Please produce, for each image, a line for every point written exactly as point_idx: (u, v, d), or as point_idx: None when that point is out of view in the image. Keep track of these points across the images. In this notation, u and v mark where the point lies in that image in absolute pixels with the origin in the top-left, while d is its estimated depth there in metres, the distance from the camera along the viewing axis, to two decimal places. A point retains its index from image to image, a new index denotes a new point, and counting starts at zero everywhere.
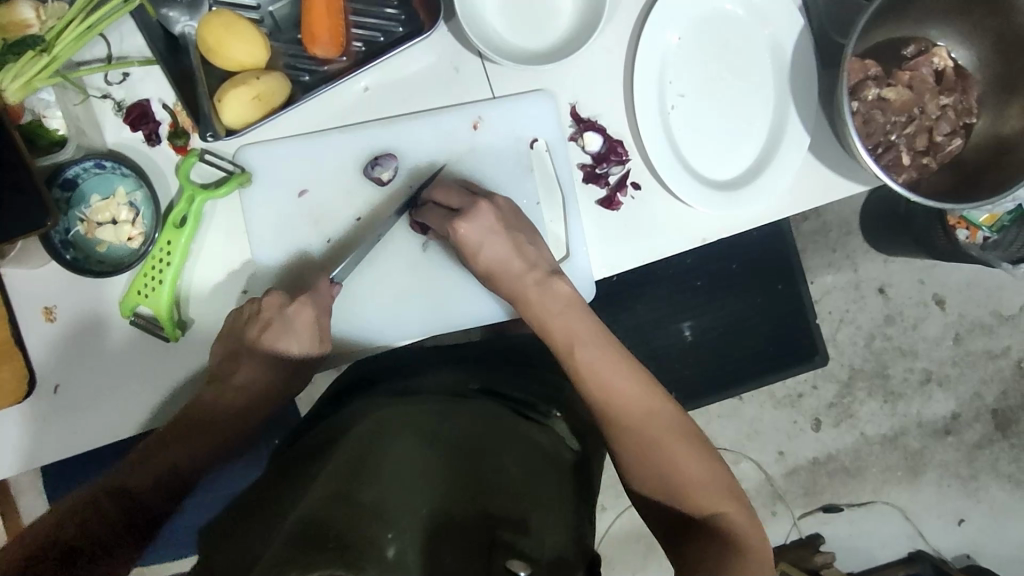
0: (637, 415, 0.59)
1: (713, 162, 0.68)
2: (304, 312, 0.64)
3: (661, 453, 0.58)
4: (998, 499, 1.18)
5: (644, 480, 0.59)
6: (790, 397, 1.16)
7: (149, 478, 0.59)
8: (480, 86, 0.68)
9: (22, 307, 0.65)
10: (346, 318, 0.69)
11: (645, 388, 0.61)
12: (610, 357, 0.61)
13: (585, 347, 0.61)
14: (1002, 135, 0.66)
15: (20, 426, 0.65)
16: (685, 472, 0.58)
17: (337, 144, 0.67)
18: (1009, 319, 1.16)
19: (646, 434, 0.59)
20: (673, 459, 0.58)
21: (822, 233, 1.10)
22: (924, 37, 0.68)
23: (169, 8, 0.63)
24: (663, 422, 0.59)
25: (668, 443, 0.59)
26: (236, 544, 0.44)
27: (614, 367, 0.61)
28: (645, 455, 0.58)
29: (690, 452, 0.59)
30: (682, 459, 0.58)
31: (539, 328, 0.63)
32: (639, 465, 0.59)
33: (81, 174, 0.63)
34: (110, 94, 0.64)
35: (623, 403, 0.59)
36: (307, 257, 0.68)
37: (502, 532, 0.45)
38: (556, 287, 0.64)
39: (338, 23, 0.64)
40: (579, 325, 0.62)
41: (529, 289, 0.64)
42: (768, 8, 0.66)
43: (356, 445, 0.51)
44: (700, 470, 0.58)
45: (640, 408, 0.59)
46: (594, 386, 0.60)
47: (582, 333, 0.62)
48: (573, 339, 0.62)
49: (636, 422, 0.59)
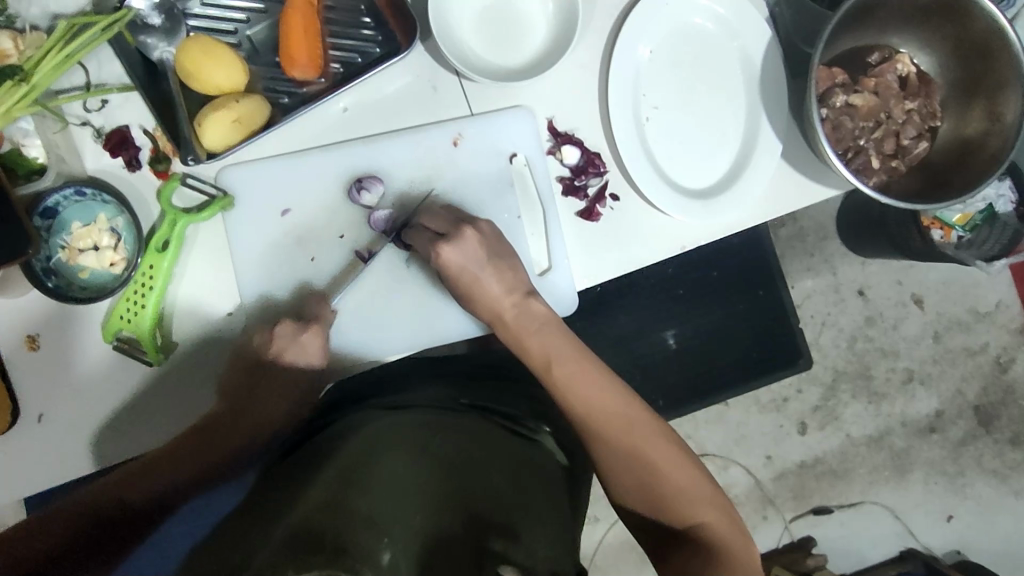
0: (619, 430, 0.60)
1: (688, 172, 0.70)
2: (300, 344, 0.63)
3: (643, 465, 0.59)
4: (985, 495, 1.20)
5: (631, 493, 0.60)
6: (776, 401, 1.17)
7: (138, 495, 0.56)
8: (457, 104, 0.69)
9: (6, 337, 0.65)
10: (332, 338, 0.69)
11: (628, 400, 0.61)
12: (590, 374, 0.62)
13: (562, 360, 0.62)
14: (967, 136, 0.68)
15: (4, 458, 0.65)
16: (670, 482, 0.59)
17: (318, 163, 0.67)
18: (986, 315, 1.18)
19: (630, 448, 0.59)
20: (659, 473, 0.59)
21: (799, 238, 1.12)
22: (886, 45, 0.70)
23: (146, 34, 0.64)
24: (643, 433, 0.60)
25: (652, 456, 0.59)
26: (227, 546, 0.44)
27: (595, 380, 0.61)
28: (632, 470, 0.59)
29: (675, 463, 0.60)
30: (666, 471, 0.59)
31: (520, 347, 0.64)
32: (625, 478, 0.60)
33: (62, 202, 0.64)
34: (89, 121, 0.64)
35: (605, 418, 0.60)
36: (296, 275, 0.68)
37: (493, 543, 0.47)
38: (533, 307, 0.64)
39: (315, 45, 0.65)
40: (562, 340, 0.63)
41: (510, 308, 0.64)
42: (737, 20, 0.68)
43: (347, 456, 0.51)
44: (687, 481, 0.59)
45: (624, 422, 0.60)
46: (577, 401, 0.61)
47: (562, 350, 0.63)
48: (551, 354, 0.63)
49: (619, 436, 0.59)
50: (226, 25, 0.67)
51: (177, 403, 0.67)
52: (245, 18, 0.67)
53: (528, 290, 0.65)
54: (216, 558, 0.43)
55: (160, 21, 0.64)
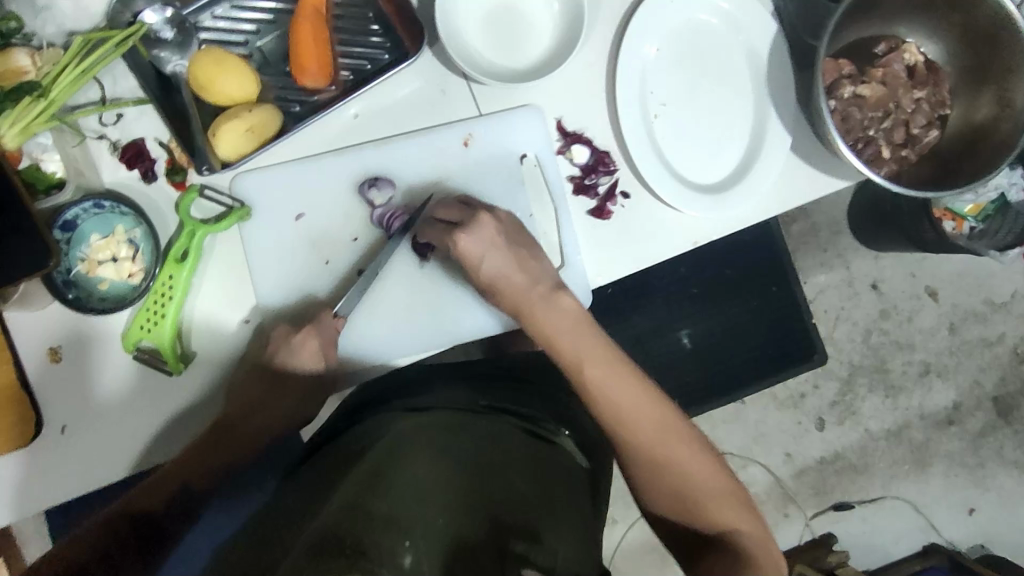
0: (652, 439, 0.59)
1: (700, 167, 0.70)
2: (312, 335, 0.66)
3: (676, 473, 0.59)
4: (1006, 486, 1.19)
5: (664, 500, 0.60)
6: (793, 398, 1.16)
7: (162, 496, 0.61)
8: (466, 105, 0.69)
9: (28, 353, 0.65)
10: (355, 342, 0.70)
11: (660, 402, 0.61)
12: (624, 377, 0.61)
13: (592, 360, 0.61)
14: (976, 123, 0.68)
15: (27, 471, 0.65)
16: (702, 489, 0.59)
17: (332, 167, 0.68)
18: (1002, 305, 1.18)
19: (662, 457, 0.59)
20: (691, 483, 0.59)
21: (811, 233, 1.12)
22: (892, 34, 0.70)
23: (159, 48, 0.66)
24: (676, 439, 0.60)
25: (684, 465, 0.59)
26: (255, 552, 0.44)
27: (630, 386, 0.60)
28: (664, 478, 0.59)
29: (705, 469, 0.60)
30: (697, 480, 0.59)
31: (550, 347, 0.63)
32: (656, 484, 0.60)
33: (81, 215, 0.64)
34: (105, 135, 0.65)
35: (634, 422, 0.59)
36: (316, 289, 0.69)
37: (515, 544, 0.47)
38: (559, 299, 0.64)
39: (325, 53, 0.65)
40: (587, 337, 0.62)
41: (533, 300, 0.64)
42: (742, 16, 0.68)
43: (369, 463, 0.52)
44: (717, 489, 0.59)
45: (657, 430, 0.60)
46: (610, 405, 0.60)
47: (595, 354, 0.61)
48: (582, 360, 0.61)
49: (653, 446, 0.59)
50: (237, 36, 0.68)
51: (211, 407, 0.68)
52: (255, 30, 0.68)
53: (556, 284, 0.65)
54: (243, 564, 0.44)
55: (172, 35, 0.66)
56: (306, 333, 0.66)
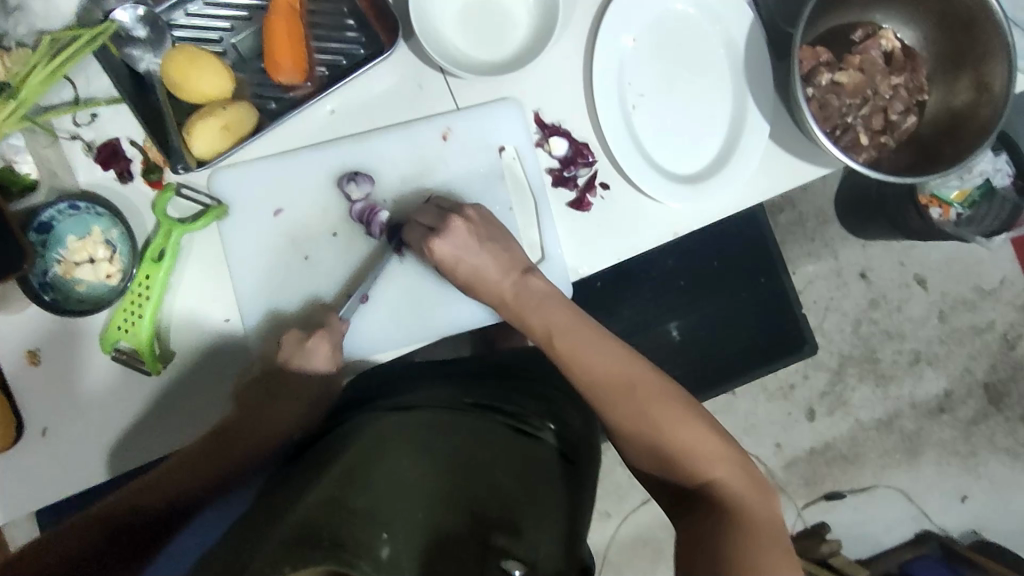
0: (622, 394, 0.60)
1: (676, 158, 0.70)
2: (315, 345, 0.65)
3: (652, 426, 0.59)
4: (998, 474, 1.19)
5: (644, 456, 0.60)
6: (783, 388, 1.16)
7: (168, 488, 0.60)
8: (442, 99, 0.69)
9: (7, 357, 0.65)
10: (348, 345, 0.69)
11: (630, 362, 0.62)
12: (590, 341, 0.63)
13: (559, 328, 0.64)
14: (954, 108, 0.67)
15: (8, 476, 0.65)
16: (681, 443, 0.58)
17: (308, 162, 0.68)
18: (991, 293, 1.18)
19: (634, 410, 0.60)
20: (666, 435, 0.58)
21: (799, 223, 1.12)
22: (870, 21, 0.70)
23: (132, 47, 0.65)
24: (649, 394, 0.60)
25: (658, 418, 0.59)
26: (236, 545, 0.44)
27: (597, 345, 0.62)
28: (638, 433, 0.59)
29: (682, 419, 0.59)
30: (674, 434, 0.58)
31: (523, 321, 0.66)
32: (634, 441, 0.60)
33: (57, 217, 0.64)
34: (79, 135, 0.65)
35: (608, 382, 0.61)
36: (304, 293, 0.68)
37: (497, 539, 0.48)
38: (533, 283, 0.65)
39: (300, 49, 0.65)
40: (563, 313, 0.64)
41: (506, 285, 0.65)
42: (717, 4, 0.68)
43: (348, 456, 0.52)
44: (696, 441, 0.58)
45: (626, 385, 0.60)
46: (580, 366, 0.62)
47: (563, 321, 0.64)
48: (551, 326, 0.64)
49: (622, 401, 0.60)
50: (211, 34, 0.67)
51: (197, 411, 0.67)
52: (230, 27, 0.68)
53: (527, 267, 0.66)
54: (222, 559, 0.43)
55: (145, 33, 0.65)
56: (316, 335, 0.64)
